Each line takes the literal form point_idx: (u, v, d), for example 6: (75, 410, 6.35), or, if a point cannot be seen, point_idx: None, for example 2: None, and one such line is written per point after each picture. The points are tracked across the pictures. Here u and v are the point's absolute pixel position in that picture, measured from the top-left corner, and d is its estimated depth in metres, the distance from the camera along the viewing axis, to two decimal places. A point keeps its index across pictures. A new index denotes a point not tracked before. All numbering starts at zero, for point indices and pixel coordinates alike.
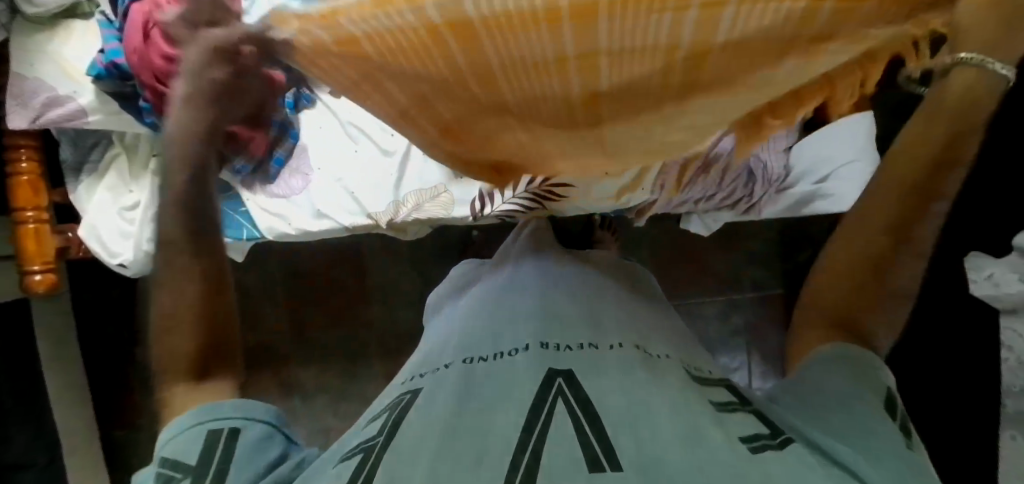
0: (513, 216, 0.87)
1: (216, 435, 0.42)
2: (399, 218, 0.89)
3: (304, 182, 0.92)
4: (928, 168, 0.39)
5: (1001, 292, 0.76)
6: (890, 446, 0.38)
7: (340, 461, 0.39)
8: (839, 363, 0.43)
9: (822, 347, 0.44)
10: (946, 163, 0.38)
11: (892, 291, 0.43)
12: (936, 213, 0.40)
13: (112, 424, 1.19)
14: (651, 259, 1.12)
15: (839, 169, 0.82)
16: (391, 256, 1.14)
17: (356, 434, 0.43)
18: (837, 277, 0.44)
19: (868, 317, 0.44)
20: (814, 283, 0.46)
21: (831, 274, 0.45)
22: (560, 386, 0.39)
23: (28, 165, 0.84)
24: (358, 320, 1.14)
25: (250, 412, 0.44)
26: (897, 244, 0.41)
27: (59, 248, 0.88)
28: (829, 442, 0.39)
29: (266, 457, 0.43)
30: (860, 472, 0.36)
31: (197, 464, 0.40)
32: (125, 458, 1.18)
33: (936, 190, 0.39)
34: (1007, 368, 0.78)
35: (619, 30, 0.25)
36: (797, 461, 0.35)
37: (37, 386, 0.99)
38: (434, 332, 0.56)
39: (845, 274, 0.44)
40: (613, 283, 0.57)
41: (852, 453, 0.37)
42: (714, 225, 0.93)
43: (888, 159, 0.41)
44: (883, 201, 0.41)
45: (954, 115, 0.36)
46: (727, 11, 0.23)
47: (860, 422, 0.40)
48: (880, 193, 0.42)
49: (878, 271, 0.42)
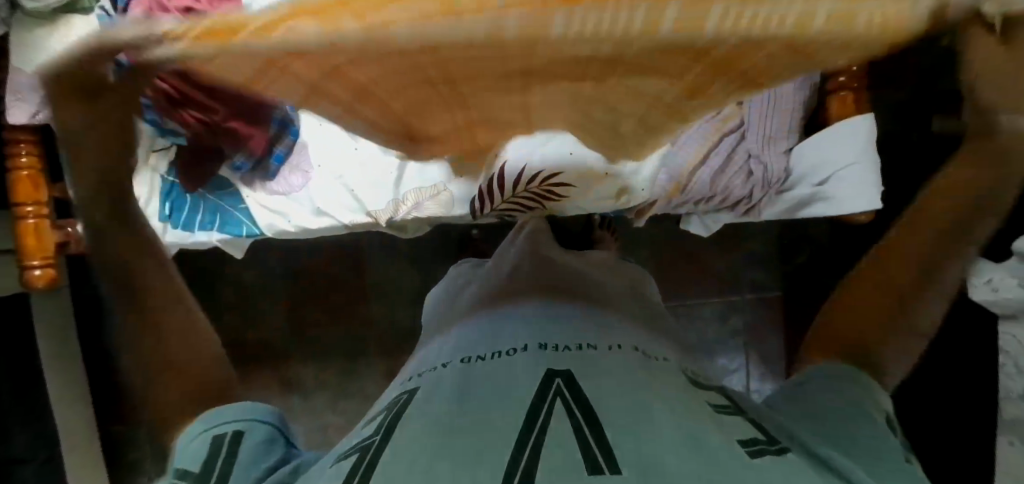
0: (512, 214, 0.88)
1: (221, 440, 0.43)
2: (398, 217, 0.90)
3: (303, 179, 0.91)
4: (960, 211, 0.40)
5: (1000, 296, 0.77)
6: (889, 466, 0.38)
7: (338, 460, 0.40)
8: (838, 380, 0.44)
9: (824, 363, 0.46)
10: (980, 209, 0.39)
11: (912, 325, 0.43)
12: (966, 256, 0.41)
13: (111, 419, 1.19)
14: (651, 260, 1.12)
15: (840, 171, 0.81)
16: (391, 254, 1.14)
17: (355, 434, 0.44)
18: (859, 305, 0.45)
19: (882, 347, 0.45)
20: (835, 310, 0.47)
21: (854, 300, 0.45)
22: (558, 387, 0.39)
23: (29, 160, 0.84)
24: (357, 317, 1.14)
25: (253, 416, 0.46)
26: (921, 288, 0.42)
27: (59, 243, 0.87)
28: (827, 450, 0.39)
29: (271, 459, 0.44)
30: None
31: (202, 470, 0.41)
32: (124, 454, 1.19)
33: (966, 232, 0.40)
34: (1005, 373, 0.78)
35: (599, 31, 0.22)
36: (796, 467, 0.35)
37: (37, 381, 1.00)
38: (433, 331, 0.57)
39: (867, 303, 0.44)
40: (614, 285, 0.57)
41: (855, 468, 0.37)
42: (715, 226, 0.92)
43: (925, 199, 0.41)
44: (915, 240, 0.42)
45: (999, 166, 0.37)
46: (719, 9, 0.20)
47: (860, 441, 0.40)
48: (912, 231, 0.42)
49: (901, 304, 0.43)
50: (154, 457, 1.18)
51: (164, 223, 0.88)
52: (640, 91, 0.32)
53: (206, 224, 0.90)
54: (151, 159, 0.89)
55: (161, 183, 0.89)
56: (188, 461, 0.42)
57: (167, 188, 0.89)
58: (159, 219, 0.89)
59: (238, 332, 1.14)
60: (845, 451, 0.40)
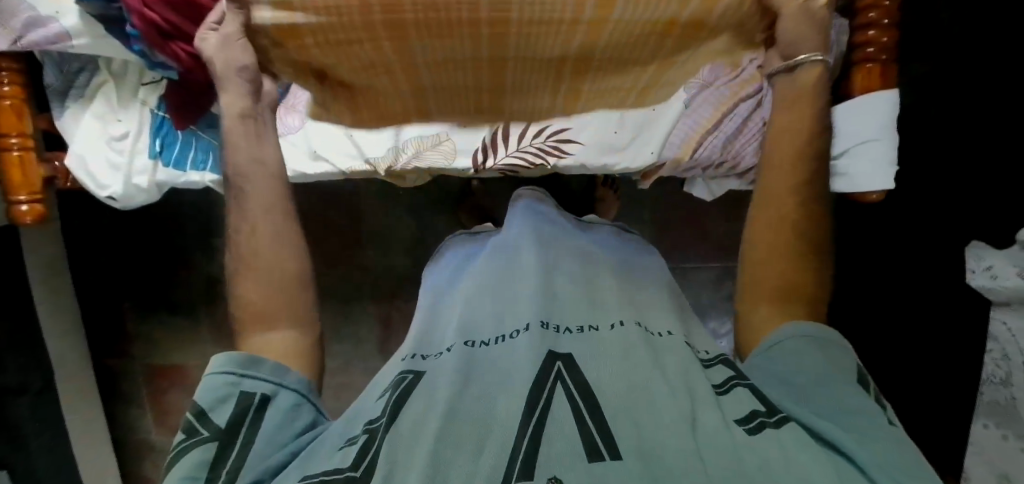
0: (516, 170, 0.85)
1: (248, 401, 0.44)
2: (398, 166, 0.86)
3: (300, 121, 0.87)
4: (797, 189, 0.53)
5: (998, 284, 0.75)
6: (870, 425, 0.40)
7: (344, 419, 0.46)
8: (804, 337, 0.47)
9: (797, 322, 0.49)
10: (792, 187, 0.53)
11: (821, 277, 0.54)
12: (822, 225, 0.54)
13: (104, 353, 1.21)
14: (651, 221, 1.10)
15: (854, 146, 0.74)
16: (389, 202, 1.11)
17: (362, 413, 0.45)
18: (773, 282, 0.53)
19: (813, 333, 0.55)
20: (751, 307, 0.54)
21: (764, 294, 0.54)
22: (559, 370, 0.39)
23: (12, 88, 0.80)
24: (353, 263, 1.13)
25: (288, 378, 0.47)
26: (795, 209, 0.52)
27: (47, 177, 0.86)
28: (818, 423, 0.40)
29: (293, 428, 0.45)
30: (847, 448, 0.38)
31: (224, 427, 0.43)
32: (119, 385, 1.21)
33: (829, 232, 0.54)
34: (989, 358, 0.79)
35: (531, 56, 0.51)
36: (793, 443, 0.36)
37: (27, 315, 0.99)
38: (435, 299, 0.56)
39: (778, 277, 0.53)
40: (604, 254, 0.56)
41: (837, 429, 0.39)
42: (719, 191, 0.91)
43: (768, 184, 0.53)
44: (781, 213, 0.53)
45: (797, 144, 0.52)
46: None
47: (837, 397, 0.43)
48: (776, 206, 0.53)
49: (810, 256, 0.53)
50: (147, 390, 1.20)
51: (155, 160, 0.86)
52: (513, 31, 0.47)
53: (199, 164, 0.87)
54: (142, 91, 0.87)
55: (152, 116, 0.87)
56: (211, 416, 0.43)
57: (157, 122, 0.87)
58: (150, 155, 0.87)
59: None
60: (823, 415, 0.42)
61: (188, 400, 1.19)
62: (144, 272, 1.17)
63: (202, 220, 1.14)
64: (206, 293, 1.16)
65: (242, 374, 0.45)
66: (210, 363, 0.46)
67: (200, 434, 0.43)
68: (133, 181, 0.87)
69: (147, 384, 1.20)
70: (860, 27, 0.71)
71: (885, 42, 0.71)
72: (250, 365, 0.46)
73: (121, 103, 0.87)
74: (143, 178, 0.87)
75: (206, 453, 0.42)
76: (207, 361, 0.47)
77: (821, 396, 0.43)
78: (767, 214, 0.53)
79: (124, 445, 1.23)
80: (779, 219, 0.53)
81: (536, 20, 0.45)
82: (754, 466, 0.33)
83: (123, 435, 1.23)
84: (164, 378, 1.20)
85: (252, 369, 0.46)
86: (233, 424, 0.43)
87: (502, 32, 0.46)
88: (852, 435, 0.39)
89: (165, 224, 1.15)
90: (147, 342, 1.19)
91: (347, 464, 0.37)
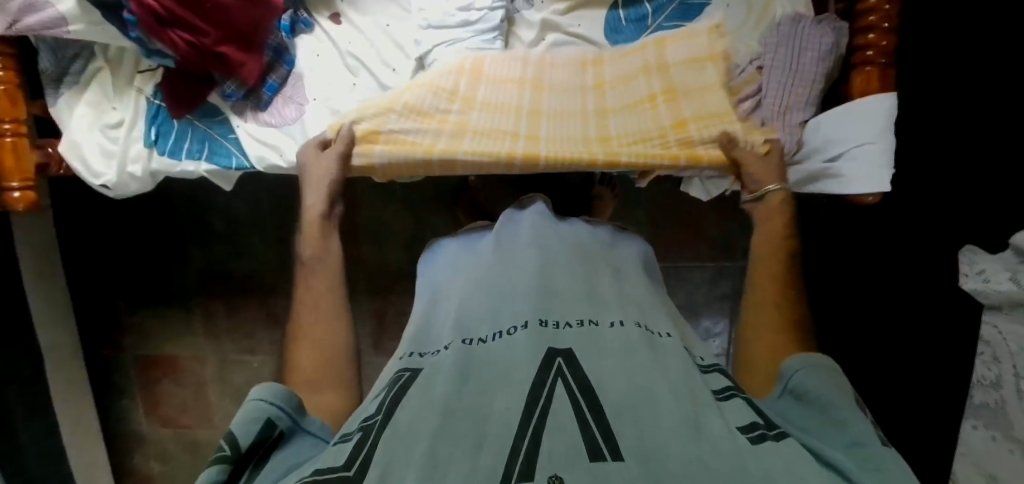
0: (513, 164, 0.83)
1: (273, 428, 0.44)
2: None
3: (297, 112, 0.87)
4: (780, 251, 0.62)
5: (991, 287, 0.74)
6: (871, 446, 0.40)
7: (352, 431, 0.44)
8: (811, 367, 0.49)
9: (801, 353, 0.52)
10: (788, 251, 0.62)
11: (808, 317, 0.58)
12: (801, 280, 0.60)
13: (96, 343, 1.20)
14: (647, 220, 1.11)
15: (852, 149, 0.73)
16: (384, 196, 1.11)
17: (358, 415, 0.44)
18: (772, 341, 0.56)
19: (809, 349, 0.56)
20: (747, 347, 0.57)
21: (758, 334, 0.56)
22: (560, 366, 0.39)
23: (6, 73, 0.80)
24: (347, 256, 1.13)
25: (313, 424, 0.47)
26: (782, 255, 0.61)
27: (40, 164, 0.85)
28: (818, 444, 0.41)
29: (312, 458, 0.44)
30: (847, 471, 0.38)
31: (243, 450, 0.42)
32: (111, 375, 1.20)
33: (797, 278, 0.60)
34: (980, 361, 0.78)
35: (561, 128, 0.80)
36: (791, 453, 0.36)
37: (18, 302, 0.98)
38: (434, 293, 0.57)
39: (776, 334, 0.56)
40: (602, 248, 0.57)
41: (840, 455, 0.39)
42: (715, 191, 0.91)
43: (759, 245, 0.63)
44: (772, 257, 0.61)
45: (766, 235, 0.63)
46: (616, 97, 0.84)
47: (843, 421, 0.43)
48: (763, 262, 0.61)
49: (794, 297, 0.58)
50: (139, 381, 1.20)
51: (151, 149, 0.85)
52: (548, 113, 0.83)
53: (194, 153, 0.86)
54: (138, 80, 0.86)
55: (148, 106, 0.86)
56: (236, 436, 0.42)
57: (152, 112, 0.86)
58: (146, 144, 0.86)
59: (226, 265, 1.14)
60: (833, 445, 0.42)
61: (181, 391, 1.18)
62: (137, 262, 1.17)
63: (196, 212, 1.13)
64: (201, 285, 1.15)
65: (270, 402, 0.45)
66: (252, 390, 0.46)
67: (218, 452, 0.42)
68: (127, 170, 0.86)
69: (138, 375, 1.19)
70: (860, 30, 0.71)
71: (884, 46, 0.71)
72: (281, 398, 0.46)
73: (117, 92, 0.86)
74: (137, 166, 0.86)
75: (219, 474, 0.41)
76: (252, 388, 0.47)
77: (825, 428, 0.44)
78: (763, 290, 0.59)
79: (115, 435, 1.22)
80: (765, 292, 0.58)
81: (556, 110, 0.83)
82: (755, 471, 0.33)
83: (114, 426, 1.22)
84: (157, 369, 1.19)
85: (281, 400, 0.46)
86: (250, 448, 0.43)
87: (537, 110, 0.83)
88: (855, 460, 0.39)
89: (162, 214, 1.14)
90: (139, 333, 1.18)
91: (341, 465, 0.37)
